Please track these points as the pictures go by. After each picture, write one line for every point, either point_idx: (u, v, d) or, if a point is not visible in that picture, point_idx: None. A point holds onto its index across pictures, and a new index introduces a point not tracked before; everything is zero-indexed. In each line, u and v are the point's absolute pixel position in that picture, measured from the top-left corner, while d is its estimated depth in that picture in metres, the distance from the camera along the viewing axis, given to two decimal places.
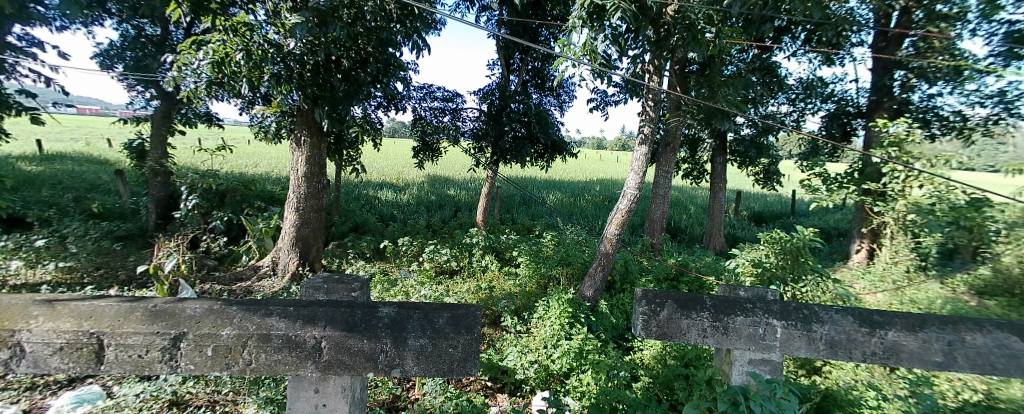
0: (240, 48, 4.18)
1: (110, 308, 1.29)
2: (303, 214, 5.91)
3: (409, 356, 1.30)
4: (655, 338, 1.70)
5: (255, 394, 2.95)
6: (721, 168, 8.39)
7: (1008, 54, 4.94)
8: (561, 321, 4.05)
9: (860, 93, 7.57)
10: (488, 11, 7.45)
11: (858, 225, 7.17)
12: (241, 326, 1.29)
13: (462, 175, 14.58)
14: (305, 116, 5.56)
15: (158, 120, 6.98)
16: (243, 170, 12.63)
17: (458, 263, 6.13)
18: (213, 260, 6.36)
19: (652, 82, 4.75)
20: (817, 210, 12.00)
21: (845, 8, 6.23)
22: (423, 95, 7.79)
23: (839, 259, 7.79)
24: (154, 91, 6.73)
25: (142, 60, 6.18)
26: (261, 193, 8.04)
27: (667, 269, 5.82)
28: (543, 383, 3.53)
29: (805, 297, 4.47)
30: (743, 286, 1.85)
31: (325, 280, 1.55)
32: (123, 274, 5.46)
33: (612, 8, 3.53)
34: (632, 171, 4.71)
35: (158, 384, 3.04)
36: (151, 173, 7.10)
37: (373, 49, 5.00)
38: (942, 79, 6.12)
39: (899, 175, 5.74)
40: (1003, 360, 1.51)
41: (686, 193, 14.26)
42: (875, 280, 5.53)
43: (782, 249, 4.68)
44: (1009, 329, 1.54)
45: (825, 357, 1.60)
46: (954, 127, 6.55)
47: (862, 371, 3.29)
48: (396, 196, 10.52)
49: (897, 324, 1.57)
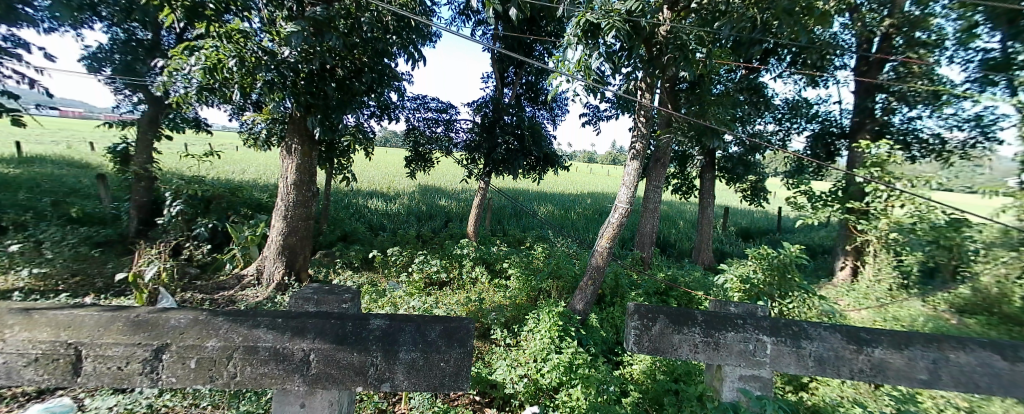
0: (233, 54, 4.17)
1: (90, 318, 1.25)
2: (291, 223, 5.82)
3: (399, 371, 1.28)
4: (648, 354, 1.69)
5: (235, 408, 2.87)
6: (710, 184, 8.53)
7: (983, 81, 5.16)
8: (552, 334, 4.04)
9: (843, 114, 7.80)
10: (484, 25, 7.57)
11: (842, 243, 7.33)
12: (226, 338, 1.26)
13: (454, 186, 14.60)
14: (297, 123, 5.51)
15: (144, 125, 6.88)
16: (230, 176, 12.47)
17: (448, 274, 6.09)
18: (195, 268, 6.20)
19: (644, 98, 4.84)
20: (803, 227, 12.28)
21: (829, 33, 6.47)
22: (416, 105, 7.83)
23: (824, 276, 7.93)
24: (142, 95, 6.63)
25: (132, 64, 6.11)
26: (248, 200, 7.93)
27: (657, 284, 5.86)
28: (533, 398, 3.48)
29: (792, 312, 4.49)
30: (734, 301, 1.86)
31: (315, 291, 1.53)
32: (100, 282, 5.31)
33: (607, 27, 3.63)
34: (623, 185, 4.74)
35: (133, 397, 2.95)
36: (135, 178, 6.97)
37: (369, 59, 5.03)
38: (921, 103, 6.35)
39: (881, 194, 5.99)
40: (986, 379, 1.53)
41: (676, 207, 14.51)
42: (860, 297, 5.69)
43: (769, 265, 4.78)
44: (991, 347, 1.56)
45: (813, 374, 1.61)
46: (934, 150, 6.78)
47: (848, 387, 3.34)
48: (387, 205, 10.47)
49: (883, 341, 1.59)
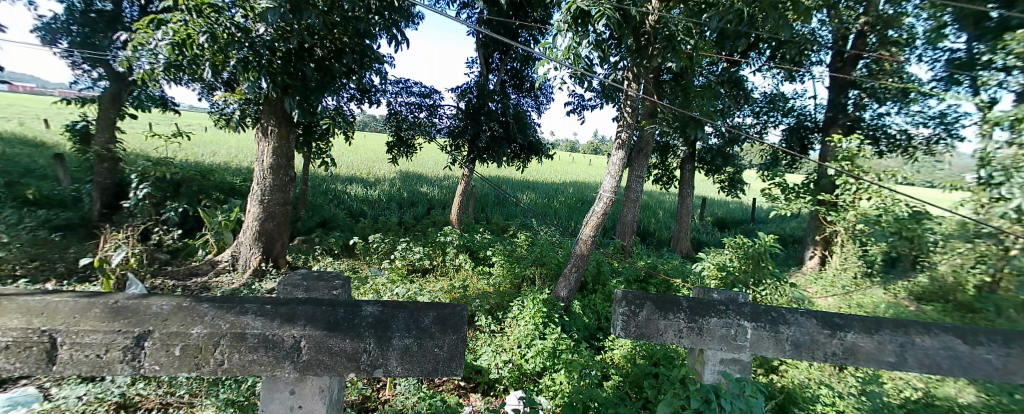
0: (204, 30, 3.93)
1: (65, 304, 1.19)
2: (268, 208, 5.64)
3: (393, 356, 1.27)
4: (634, 339, 1.74)
5: (214, 396, 2.80)
6: (690, 175, 8.71)
7: (948, 80, 5.43)
8: (535, 321, 4.10)
9: (817, 110, 8.05)
10: (469, 9, 7.42)
11: (813, 233, 7.67)
12: (213, 325, 1.22)
13: (437, 173, 14.46)
14: (274, 105, 5.33)
15: (106, 103, 6.50)
16: (200, 159, 11.96)
17: (431, 261, 6.06)
18: (165, 253, 5.96)
19: (631, 88, 4.86)
20: (775, 218, 12.76)
21: (808, 28, 6.63)
22: (399, 89, 7.64)
23: (794, 264, 8.29)
24: (103, 70, 6.24)
25: (91, 37, 5.72)
26: (220, 184, 7.64)
27: (637, 272, 6.03)
28: (516, 382, 3.55)
29: (765, 299, 4.64)
30: (716, 289, 1.94)
31: (305, 277, 1.50)
32: (62, 267, 5.04)
33: (597, 14, 3.61)
34: (607, 175, 4.79)
35: (104, 386, 2.83)
36: (96, 159, 6.60)
37: (350, 39, 4.88)
38: (890, 100, 6.62)
39: (850, 187, 6.29)
40: (947, 361, 1.64)
41: (656, 197, 14.80)
42: (827, 284, 5.99)
43: (745, 254, 4.97)
44: (953, 332, 1.67)
45: (790, 357, 1.69)
46: (900, 146, 7.10)
47: (814, 370, 3.51)
48: (367, 191, 10.29)
49: (855, 326, 1.68)
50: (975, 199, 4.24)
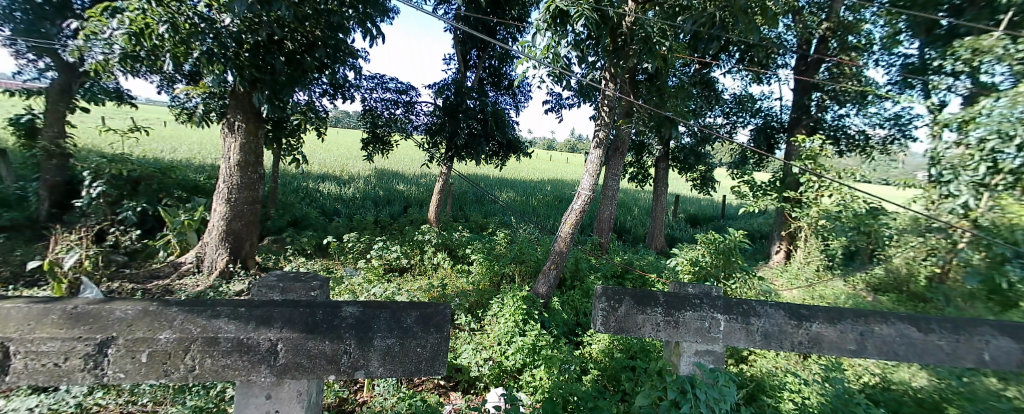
0: (164, 19, 3.73)
1: (17, 311, 1.11)
2: (236, 207, 5.42)
3: (374, 357, 1.26)
4: (613, 333, 1.79)
5: (182, 403, 2.68)
6: (663, 173, 8.95)
7: (902, 84, 5.79)
8: (515, 318, 4.12)
9: (782, 110, 8.42)
10: (445, 5, 7.34)
11: (779, 228, 8.03)
12: (182, 329, 1.17)
13: (414, 170, 14.25)
14: (241, 100, 5.11)
15: (54, 95, 6.06)
16: (159, 155, 11.32)
17: (409, 260, 5.98)
18: (123, 255, 5.63)
19: (608, 88, 4.95)
20: (744, 214, 13.27)
21: (774, 33, 6.91)
22: (374, 85, 7.48)
23: (761, 259, 8.67)
24: (51, 60, 5.83)
25: (37, 24, 5.32)
26: (183, 182, 7.28)
27: (614, 268, 6.19)
28: (496, 380, 3.57)
29: (735, 292, 4.83)
30: (691, 283, 2.01)
31: (281, 278, 1.47)
32: (6, 271, 4.68)
33: (576, 14, 3.66)
34: (586, 173, 4.85)
35: (57, 396, 2.65)
36: (43, 155, 6.16)
37: (322, 33, 4.73)
38: (850, 102, 7.01)
39: (813, 184, 6.65)
40: (903, 347, 1.75)
41: (632, 195, 15.11)
42: (792, 277, 6.28)
43: (716, 249, 5.16)
44: (908, 321, 1.78)
45: (759, 347, 1.78)
46: (858, 145, 7.53)
47: (781, 359, 3.70)
48: (341, 189, 10.03)
49: (819, 316, 1.77)
50: (926, 196, 4.53)
